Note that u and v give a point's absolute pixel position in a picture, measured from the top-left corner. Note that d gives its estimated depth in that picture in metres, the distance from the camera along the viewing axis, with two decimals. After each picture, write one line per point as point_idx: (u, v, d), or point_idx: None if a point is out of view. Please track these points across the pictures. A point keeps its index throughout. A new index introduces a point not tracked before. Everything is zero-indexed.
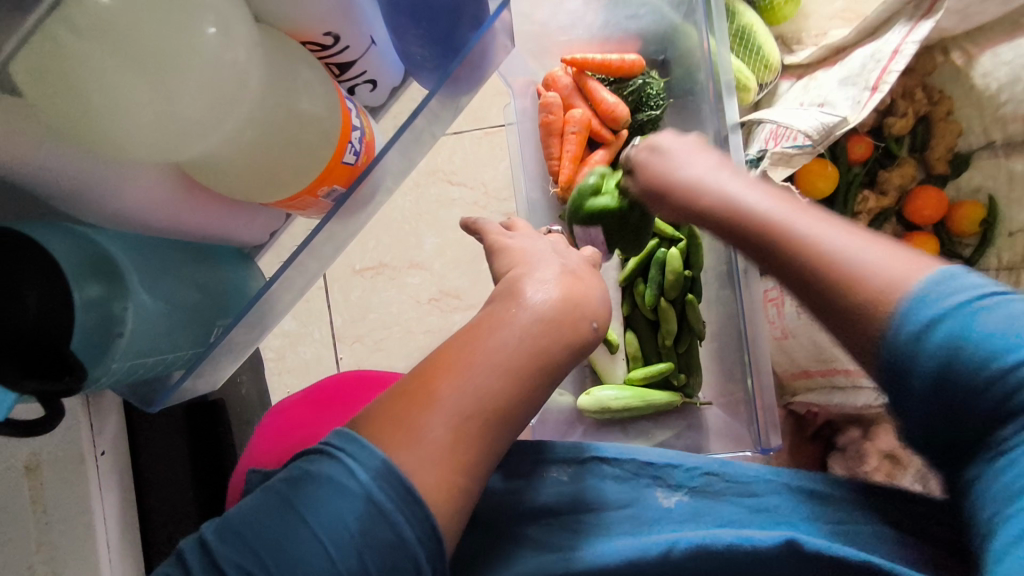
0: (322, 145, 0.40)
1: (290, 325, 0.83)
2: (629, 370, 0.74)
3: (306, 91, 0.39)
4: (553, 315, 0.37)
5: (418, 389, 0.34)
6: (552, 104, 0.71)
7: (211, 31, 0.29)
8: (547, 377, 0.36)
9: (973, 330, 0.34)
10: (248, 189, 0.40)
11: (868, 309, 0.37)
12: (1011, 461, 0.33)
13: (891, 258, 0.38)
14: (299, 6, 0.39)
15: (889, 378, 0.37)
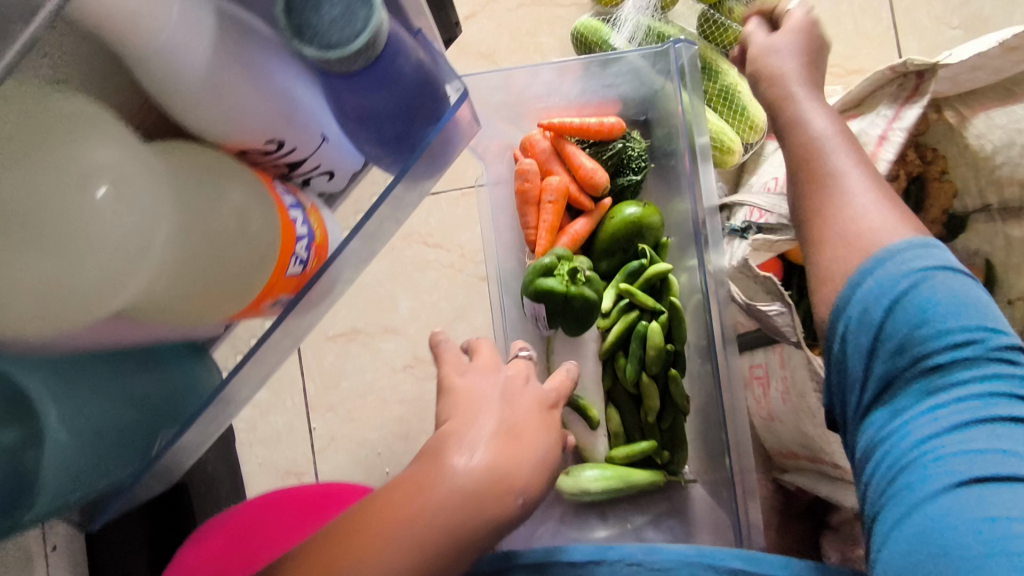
0: (258, 265, 0.38)
1: (261, 394, 0.80)
2: (611, 448, 0.71)
3: (236, 214, 0.36)
4: (475, 490, 0.36)
5: (330, 548, 0.35)
6: (529, 171, 0.68)
7: (102, 191, 0.29)
8: (465, 551, 0.36)
9: (916, 300, 0.49)
10: (186, 316, 0.37)
11: (850, 242, 0.52)
12: (896, 403, 0.49)
13: (872, 212, 0.53)
14: (236, 120, 0.36)
15: (842, 325, 0.52)
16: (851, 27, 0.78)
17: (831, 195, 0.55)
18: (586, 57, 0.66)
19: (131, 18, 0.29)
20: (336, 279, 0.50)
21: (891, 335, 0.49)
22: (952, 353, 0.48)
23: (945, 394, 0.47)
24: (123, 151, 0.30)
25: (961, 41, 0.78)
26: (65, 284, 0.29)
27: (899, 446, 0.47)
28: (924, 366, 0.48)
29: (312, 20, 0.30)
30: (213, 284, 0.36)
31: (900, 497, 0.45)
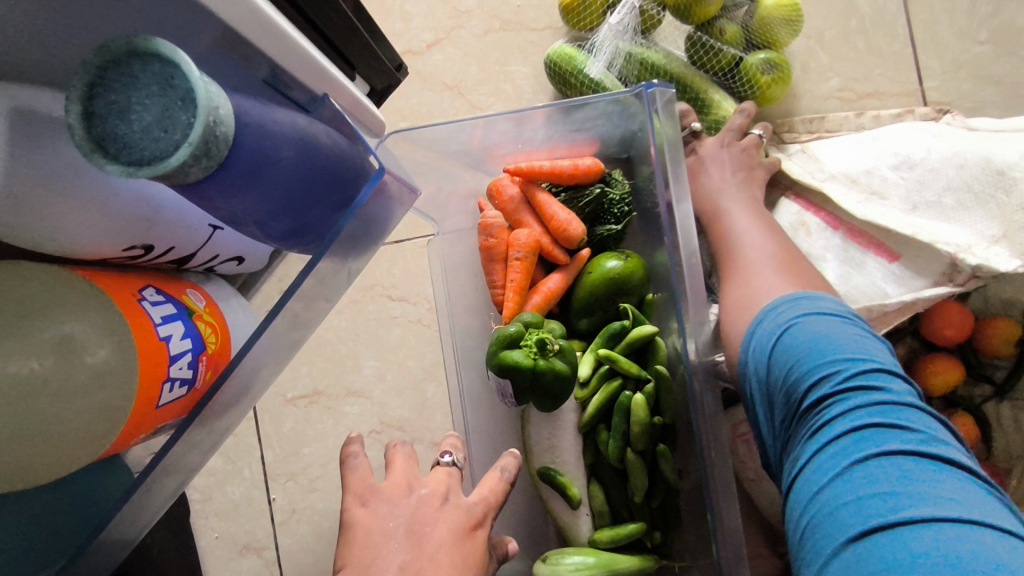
0: (107, 413, 0.31)
1: (215, 462, 0.74)
2: (595, 529, 0.63)
3: (62, 349, 0.29)
4: None
5: None
6: (493, 225, 0.61)
7: None
8: None
9: (784, 347, 0.50)
10: (19, 480, 0.30)
11: (747, 309, 0.56)
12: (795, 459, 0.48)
13: (768, 276, 0.56)
14: (71, 227, 0.30)
15: (747, 387, 0.53)
16: (862, 44, 0.69)
17: (728, 266, 0.60)
18: (551, 105, 0.56)
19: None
20: (251, 377, 0.43)
21: (777, 390, 0.50)
22: (821, 392, 0.47)
23: (827, 439, 0.45)
24: None
25: (990, 57, 0.68)
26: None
27: (800, 506, 0.46)
28: (803, 412, 0.48)
29: (116, 129, 0.23)
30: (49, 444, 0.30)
31: (814, 562, 0.43)
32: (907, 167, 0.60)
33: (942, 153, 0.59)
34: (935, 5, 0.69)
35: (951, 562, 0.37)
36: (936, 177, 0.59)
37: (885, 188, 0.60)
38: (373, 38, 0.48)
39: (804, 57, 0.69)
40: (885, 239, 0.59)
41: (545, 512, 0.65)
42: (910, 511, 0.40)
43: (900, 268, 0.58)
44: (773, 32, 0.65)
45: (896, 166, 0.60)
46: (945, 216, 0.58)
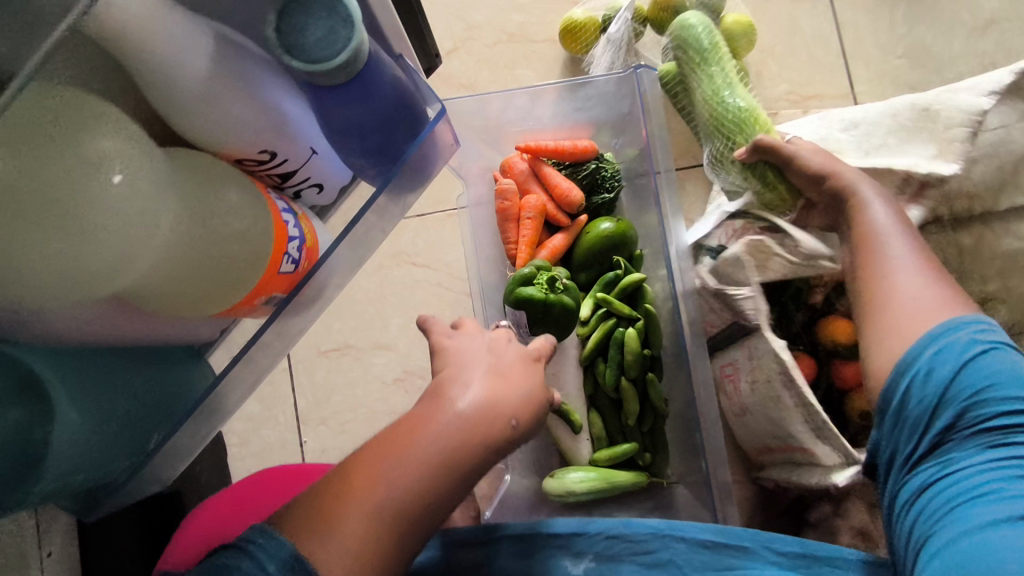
0: (251, 267, 0.41)
1: (254, 409, 0.83)
2: (594, 451, 0.74)
3: (233, 214, 0.40)
4: (467, 423, 0.37)
5: (312, 517, 0.34)
6: (507, 190, 0.73)
7: (116, 178, 0.32)
8: (467, 475, 0.37)
9: (981, 364, 0.49)
10: (183, 306, 0.40)
11: (889, 317, 0.54)
12: (942, 455, 0.49)
13: (920, 294, 0.53)
14: (235, 129, 0.40)
15: (889, 387, 0.52)
16: (804, 57, 0.85)
17: (866, 248, 0.58)
18: (560, 81, 0.71)
19: (146, 30, 0.33)
20: (328, 281, 0.54)
21: (944, 400, 0.49)
22: (1010, 418, 0.48)
23: (995, 455, 0.47)
24: (127, 139, 0.33)
25: (906, 68, 0.84)
26: (79, 258, 0.31)
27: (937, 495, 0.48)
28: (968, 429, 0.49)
29: (295, 39, 0.35)
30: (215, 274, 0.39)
31: (936, 540, 0.45)
32: (853, 127, 0.71)
33: (876, 112, 0.70)
34: (861, 27, 0.85)
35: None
36: (877, 128, 0.70)
37: (840, 146, 0.71)
38: (424, 30, 0.61)
39: (758, 65, 0.84)
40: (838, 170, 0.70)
41: (551, 440, 0.75)
42: None
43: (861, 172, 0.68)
44: (733, 42, 0.80)
45: (845, 129, 0.71)
46: (891, 152, 0.69)
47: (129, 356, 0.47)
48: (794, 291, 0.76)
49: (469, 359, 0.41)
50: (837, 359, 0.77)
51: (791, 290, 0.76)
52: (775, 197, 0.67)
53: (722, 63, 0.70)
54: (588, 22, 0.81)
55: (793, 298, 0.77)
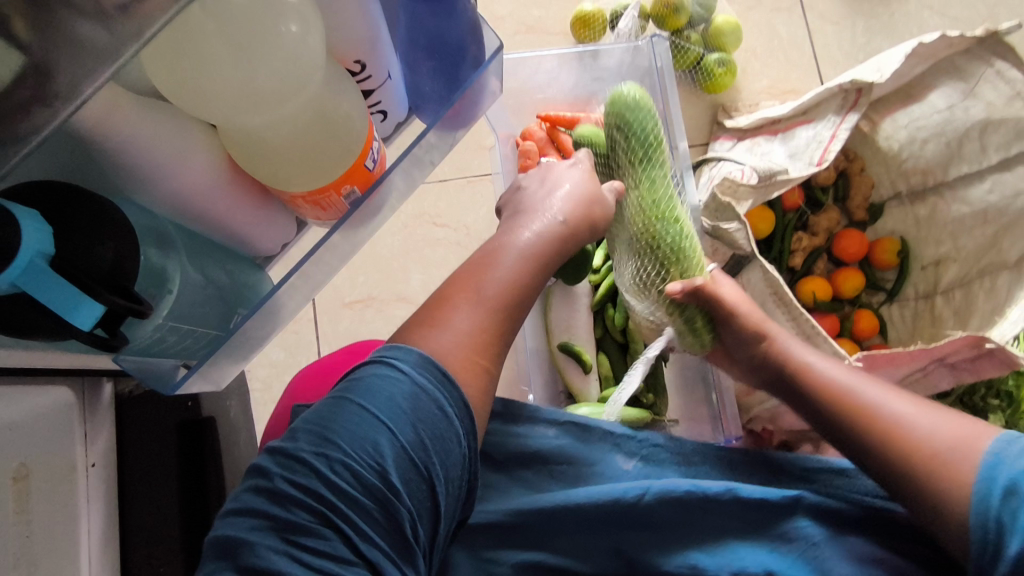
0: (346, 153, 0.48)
1: (278, 356, 0.87)
2: (602, 391, 0.80)
3: (347, 101, 0.46)
4: (538, 242, 0.51)
5: (425, 322, 0.44)
6: (529, 152, 0.79)
7: (291, 29, 0.36)
8: (538, 277, 0.50)
9: None
10: (292, 172, 0.46)
11: (951, 462, 0.48)
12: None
13: (941, 427, 0.50)
14: (341, 30, 0.47)
15: (994, 505, 0.45)
16: (782, 58, 0.97)
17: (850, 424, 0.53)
18: (579, 48, 0.79)
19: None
20: (386, 200, 0.61)
21: (1016, 521, 0.44)
22: None
23: None
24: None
25: None
26: (254, 82, 0.36)
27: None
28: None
29: None
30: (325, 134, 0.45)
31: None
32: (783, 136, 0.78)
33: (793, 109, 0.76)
34: (829, 36, 0.98)
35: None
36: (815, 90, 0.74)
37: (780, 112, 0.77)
38: None
39: (744, 64, 0.97)
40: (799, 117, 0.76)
41: (561, 381, 0.81)
42: None
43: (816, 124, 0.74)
44: (723, 39, 0.91)
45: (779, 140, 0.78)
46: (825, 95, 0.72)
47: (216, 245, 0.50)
48: (777, 253, 0.86)
49: (523, 199, 0.56)
50: (815, 314, 0.86)
51: (774, 252, 0.86)
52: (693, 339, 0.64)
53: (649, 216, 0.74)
54: (598, 17, 0.92)
55: (776, 260, 0.86)
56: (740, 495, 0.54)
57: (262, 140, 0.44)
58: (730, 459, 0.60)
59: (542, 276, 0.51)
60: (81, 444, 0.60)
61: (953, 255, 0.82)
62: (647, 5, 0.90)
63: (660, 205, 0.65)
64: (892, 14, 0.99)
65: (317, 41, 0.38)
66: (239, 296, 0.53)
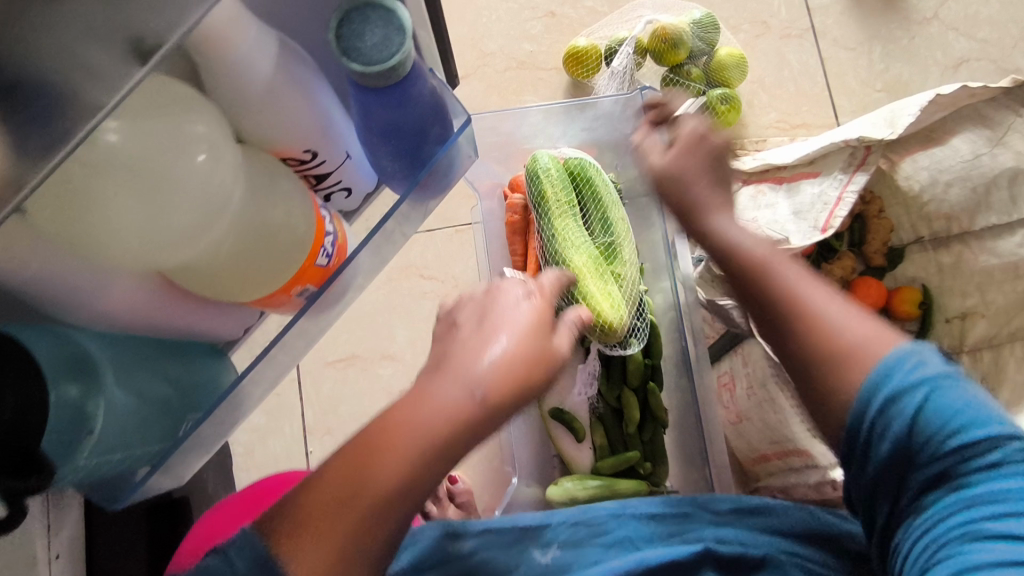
0: (284, 266, 0.44)
1: (260, 420, 0.84)
2: (596, 460, 0.75)
3: (287, 203, 0.43)
4: (451, 421, 0.37)
5: (317, 503, 0.37)
6: (517, 206, 0.75)
7: (200, 157, 0.34)
8: (447, 458, 0.38)
9: (941, 406, 0.43)
10: (223, 290, 0.42)
11: (848, 359, 0.46)
12: (926, 505, 0.44)
13: (856, 324, 0.48)
14: (283, 129, 0.43)
15: (865, 406, 0.45)
16: (792, 89, 0.91)
17: (773, 306, 0.50)
18: (567, 100, 0.75)
19: (228, 32, 0.36)
20: (350, 282, 0.57)
21: (892, 429, 0.44)
22: (977, 453, 0.43)
23: (984, 506, 0.42)
24: (217, 124, 0.35)
25: (885, 101, 0.90)
26: (164, 221, 0.33)
27: (936, 529, 0.43)
28: (945, 447, 0.43)
29: (355, 44, 0.38)
30: (262, 242, 0.41)
31: (917, 535, 0.43)
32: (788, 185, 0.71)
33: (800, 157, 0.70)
34: (844, 63, 0.91)
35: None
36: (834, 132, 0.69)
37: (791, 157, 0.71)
38: None
39: (750, 96, 0.90)
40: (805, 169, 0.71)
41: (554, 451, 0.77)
42: (1014, 527, 0.41)
43: (822, 178, 0.69)
44: (726, 73, 0.85)
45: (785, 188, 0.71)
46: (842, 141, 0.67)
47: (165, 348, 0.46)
48: None
49: (455, 336, 0.41)
50: None
51: None
52: (602, 332, 0.65)
53: (616, 232, 0.71)
54: (592, 53, 0.86)
55: None
56: (647, 567, 0.52)
57: (191, 271, 0.39)
58: (648, 523, 0.55)
59: (451, 462, 0.38)
60: (43, 538, 0.53)
61: (982, 309, 0.75)
62: (644, 39, 0.84)
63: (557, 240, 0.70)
64: (912, 38, 0.92)
65: (231, 166, 0.36)
66: (192, 395, 0.49)
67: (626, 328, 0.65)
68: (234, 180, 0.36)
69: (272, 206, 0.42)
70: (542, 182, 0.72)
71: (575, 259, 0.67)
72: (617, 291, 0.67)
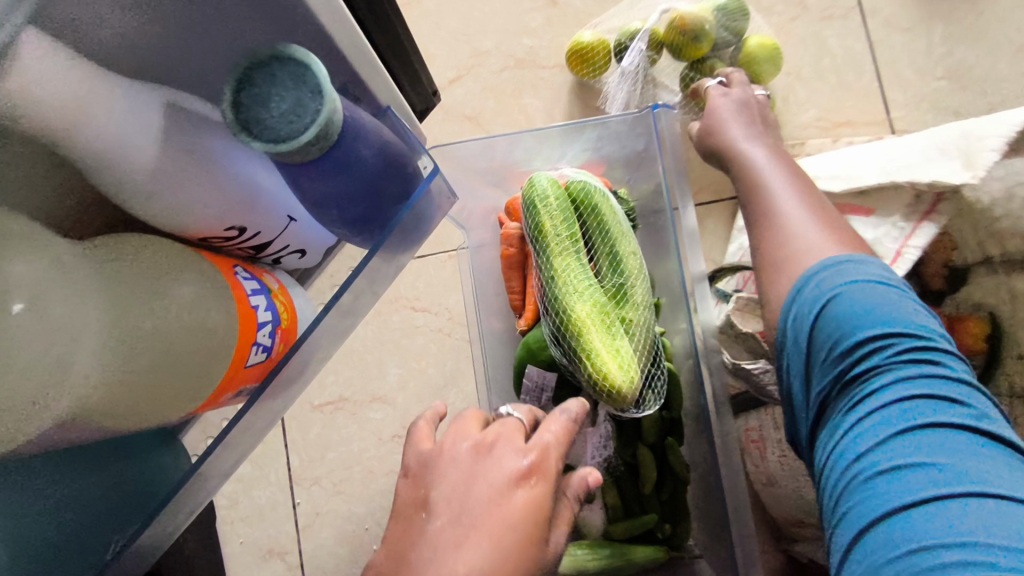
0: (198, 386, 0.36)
1: (244, 469, 0.77)
2: (609, 521, 0.67)
3: (186, 307, 0.34)
4: None
5: None
6: (513, 237, 0.66)
7: (18, 308, 0.27)
8: None
9: (837, 315, 0.49)
10: (140, 418, 0.34)
11: (782, 268, 0.54)
12: (835, 422, 0.48)
13: (808, 234, 0.55)
14: (191, 211, 0.35)
15: (785, 324, 0.53)
16: (835, 81, 0.78)
17: (748, 206, 0.60)
18: (567, 123, 0.64)
19: (72, 113, 0.28)
20: (310, 358, 0.49)
21: (800, 338, 0.51)
22: (867, 362, 0.47)
23: (871, 415, 0.45)
24: (45, 263, 0.29)
25: (947, 92, 0.77)
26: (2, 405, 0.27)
27: (839, 446, 0.46)
28: (837, 354, 0.48)
29: (259, 115, 0.29)
30: (160, 364, 0.33)
31: (832, 455, 0.47)
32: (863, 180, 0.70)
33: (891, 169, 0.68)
34: (897, 48, 0.78)
35: (969, 543, 0.38)
36: (902, 153, 0.69)
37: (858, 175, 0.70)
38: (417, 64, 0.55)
39: (784, 91, 0.78)
40: (860, 204, 0.70)
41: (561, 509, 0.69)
42: (905, 452, 0.43)
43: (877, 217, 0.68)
44: (756, 68, 0.73)
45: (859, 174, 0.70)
46: (916, 173, 0.66)
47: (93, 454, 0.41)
48: None
49: (434, 496, 0.39)
50: None
51: None
52: (609, 397, 0.55)
53: (627, 272, 0.62)
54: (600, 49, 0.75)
55: None
56: None
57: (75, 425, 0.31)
58: None
59: None
60: None
61: None
62: (659, 30, 0.72)
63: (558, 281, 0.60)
64: (981, 14, 0.78)
65: (67, 304, 0.29)
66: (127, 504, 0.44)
67: (637, 393, 0.55)
68: (83, 313, 0.29)
69: (159, 320, 0.33)
70: (539, 212, 0.61)
71: (578, 307, 0.58)
72: (627, 346, 0.57)
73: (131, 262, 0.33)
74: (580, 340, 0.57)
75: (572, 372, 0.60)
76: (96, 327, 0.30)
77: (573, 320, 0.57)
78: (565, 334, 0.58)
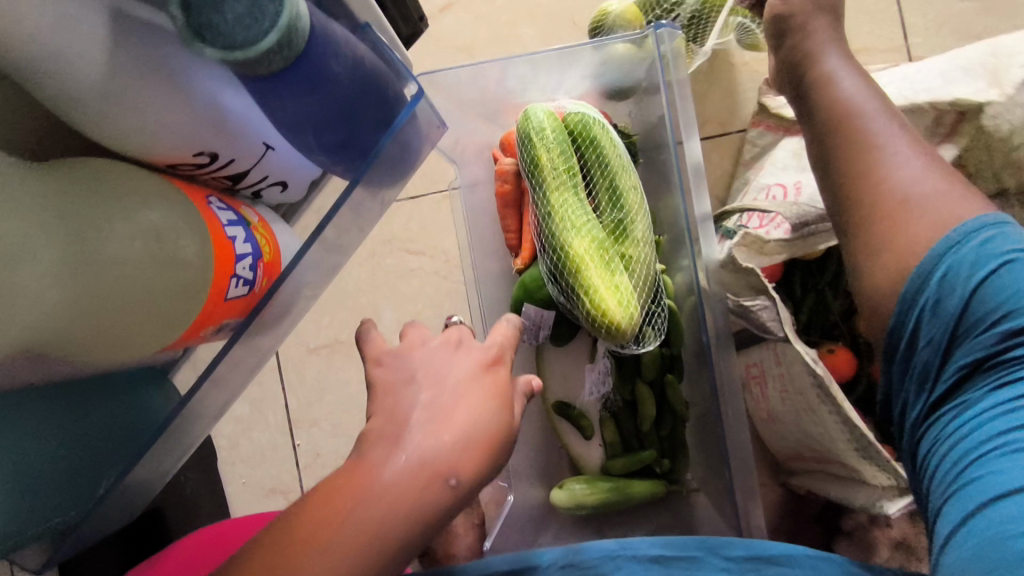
0: (166, 326, 0.34)
1: (241, 410, 0.77)
2: (607, 459, 0.66)
3: (155, 236, 0.33)
4: (398, 493, 0.31)
5: None
6: (508, 172, 0.63)
7: None
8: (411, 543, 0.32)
9: (1014, 285, 0.43)
10: (106, 348, 0.33)
11: (911, 209, 0.48)
12: (966, 403, 0.43)
13: (926, 182, 0.49)
14: (146, 132, 0.33)
15: (912, 287, 0.46)
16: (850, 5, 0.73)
17: (850, 143, 0.52)
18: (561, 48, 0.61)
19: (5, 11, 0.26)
20: (297, 295, 0.47)
21: (937, 304, 0.45)
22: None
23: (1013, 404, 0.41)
24: None
25: (971, 14, 0.73)
26: None
27: (970, 439, 0.42)
28: (997, 331, 0.43)
29: (209, 19, 0.27)
30: (120, 288, 0.32)
31: (962, 449, 0.42)
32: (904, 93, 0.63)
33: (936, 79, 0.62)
34: None
35: None
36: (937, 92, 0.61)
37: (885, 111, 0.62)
38: None
39: None
40: None
41: (559, 446, 0.68)
42: None
43: None
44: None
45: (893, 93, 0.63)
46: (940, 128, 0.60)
47: (90, 386, 0.44)
48: (833, 277, 0.67)
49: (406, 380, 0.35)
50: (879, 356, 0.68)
51: (830, 276, 0.67)
52: (607, 332, 0.54)
53: (626, 207, 0.59)
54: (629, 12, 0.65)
55: (831, 283, 0.68)
56: None
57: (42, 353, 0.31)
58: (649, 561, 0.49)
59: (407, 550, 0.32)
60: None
61: None
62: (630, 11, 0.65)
63: (556, 224, 0.57)
64: None
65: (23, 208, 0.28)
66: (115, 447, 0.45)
67: (634, 333, 0.54)
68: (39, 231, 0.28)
69: (116, 252, 0.31)
70: (535, 145, 0.59)
71: (576, 243, 0.56)
72: (626, 281, 0.55)
73: (88, 187, 0.31)
74: (578, 283, 0.55)
75: (569, 309, 0.58)
76: (56, 251, 0.29)
77: (569, 257, 0.56)
78: (562, 271, 0.57)
